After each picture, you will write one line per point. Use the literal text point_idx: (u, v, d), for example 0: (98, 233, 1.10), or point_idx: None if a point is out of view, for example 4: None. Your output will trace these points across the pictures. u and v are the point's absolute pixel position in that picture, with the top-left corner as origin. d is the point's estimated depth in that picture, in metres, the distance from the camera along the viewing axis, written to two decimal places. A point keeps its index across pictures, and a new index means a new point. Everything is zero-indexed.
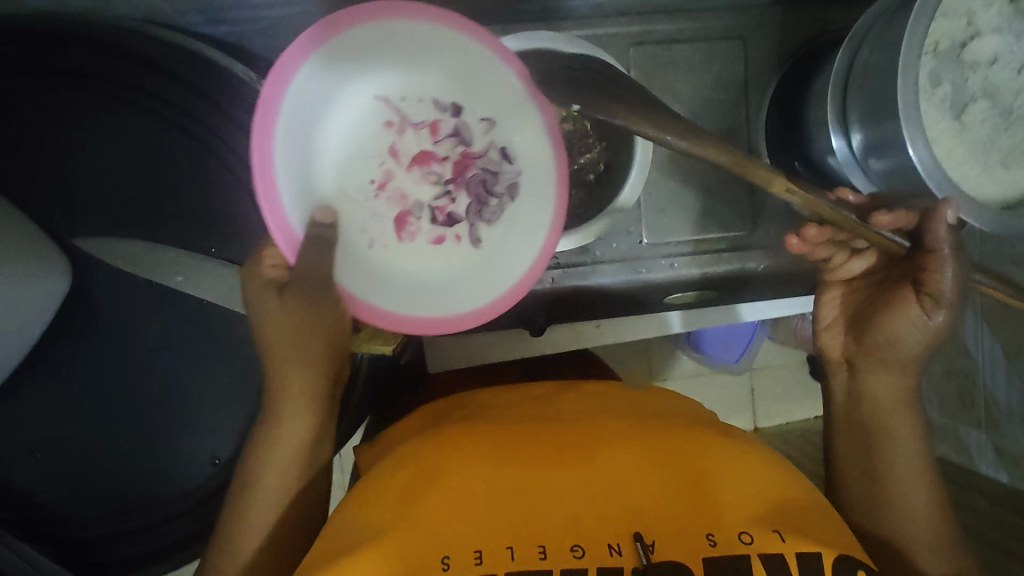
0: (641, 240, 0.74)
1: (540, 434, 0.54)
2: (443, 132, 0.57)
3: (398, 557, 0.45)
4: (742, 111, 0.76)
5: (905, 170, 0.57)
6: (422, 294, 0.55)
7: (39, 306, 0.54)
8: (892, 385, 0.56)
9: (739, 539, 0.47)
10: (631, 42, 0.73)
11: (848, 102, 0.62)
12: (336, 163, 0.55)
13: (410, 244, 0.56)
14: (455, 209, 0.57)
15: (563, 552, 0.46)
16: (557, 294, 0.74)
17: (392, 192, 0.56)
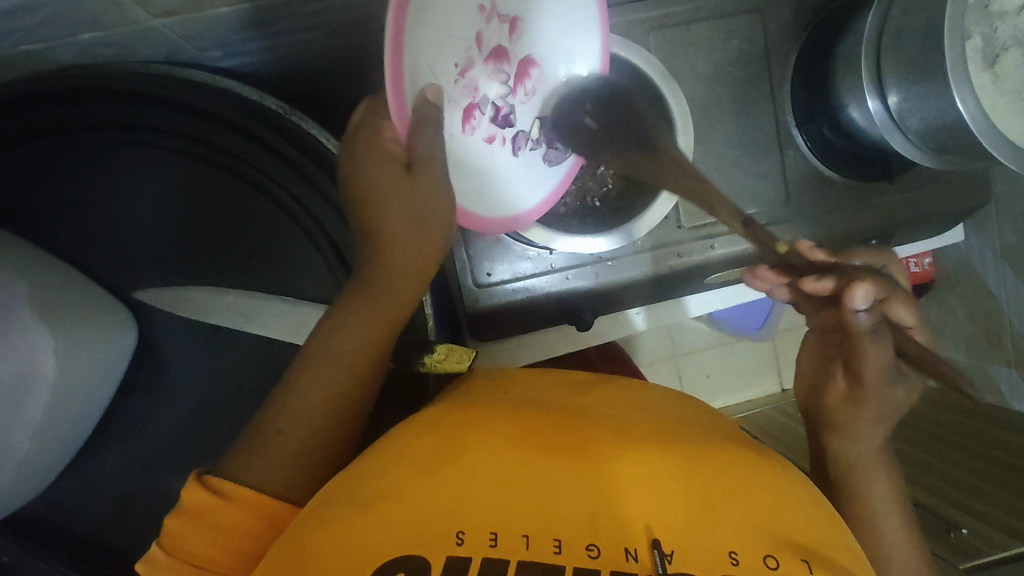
0: (679, 225, 0.74)
1: (564, 422, 0.49)
2: (517, 32, 0.58)
3: (404, 531, 0.40)
4: (767, 82, 0.75)
5: (952, 125, 0.58)
6: (482, 193, 0.59)
7: (108, 364, 0.54)
8: (862, 447, 0.55)
9: (765, 564, 0.40)
10: (650, 28, 0.73)
11: (882, 64, 0.63)
12: (436, 34, 0.51)
13: (468, 138, 0.57)
14: (511, 112, 0.60)
15: (577, 551, 0.39)
16: (600, 289, 0.74)
17: (468, 81, 0.55)
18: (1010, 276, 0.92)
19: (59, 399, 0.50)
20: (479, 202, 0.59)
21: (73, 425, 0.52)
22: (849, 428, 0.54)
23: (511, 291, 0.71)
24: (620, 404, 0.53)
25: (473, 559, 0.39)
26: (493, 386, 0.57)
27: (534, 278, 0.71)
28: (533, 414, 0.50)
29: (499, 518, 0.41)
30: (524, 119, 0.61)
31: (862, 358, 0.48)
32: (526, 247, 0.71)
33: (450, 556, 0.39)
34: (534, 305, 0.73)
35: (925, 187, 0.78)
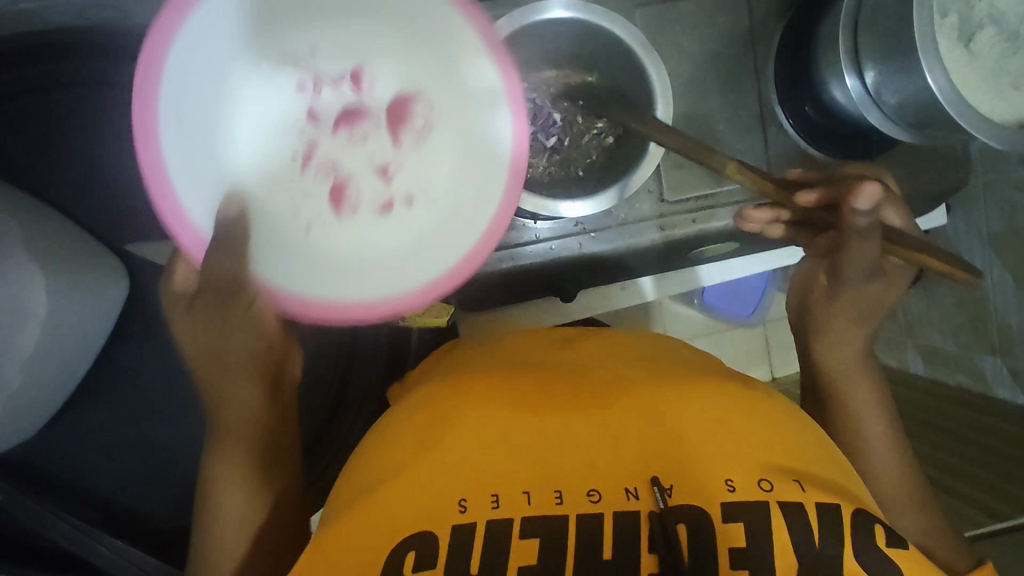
0: (662, 198, 0.74)
1: (553, 386, 0.51)
2: (366, 81, 0.47)
3: (411, 503, 0.42)
4: (750, 62, 0.76)
5: (925, 99, 0.59)
6: (393, 275, 0.48)
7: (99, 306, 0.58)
8: (844, 353, 0.59)
9: (760, 486, 0.42)
10: (637, 4, 0.74)
11: (859, 42, 0.65)
12: (233, 134, 0.46)
13: (355, 222, 0.47)
14: (390, 166, 0.48)
15: (579, 499, 0.42)
16: (583, 260, 0.75)
17: (320, 162, 0.47)
18: (996, 264, 0.93)
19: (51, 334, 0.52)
20: (358, 289, 0.47)
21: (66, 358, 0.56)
22: (828, 328, 0.59)
23: (496, 260, 0.72)
24: (608, 359, 0.56)
25: (477, 522, 0.41)
26: (480, 356, 0.60)
27: (520, 247, 0.72)
28: (521, 381, 0.52)
29: (499, 479, 0.43)
30: (408, 175, 0.48)
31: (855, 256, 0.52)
32: (512, 217, 0.72)
33: (455, 524, 0.41)
34: (517, 274, 0.74)
35: (909, 167, 0.78)
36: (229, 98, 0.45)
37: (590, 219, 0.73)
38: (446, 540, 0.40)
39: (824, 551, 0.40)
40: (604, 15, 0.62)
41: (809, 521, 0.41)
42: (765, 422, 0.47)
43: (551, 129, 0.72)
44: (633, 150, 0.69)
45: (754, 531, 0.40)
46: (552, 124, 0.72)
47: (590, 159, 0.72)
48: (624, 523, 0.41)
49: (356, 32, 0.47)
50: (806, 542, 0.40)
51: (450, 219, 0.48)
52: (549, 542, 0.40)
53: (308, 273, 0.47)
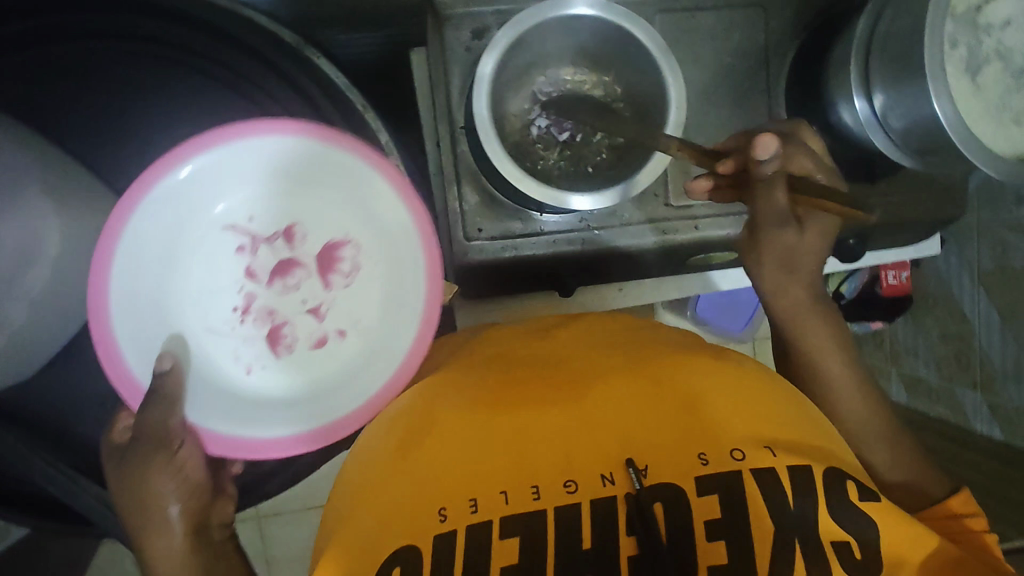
0: (666, 203, 0.75)
1: (529, 374, 0.50)
2: (297, 236, 0.59)
3: (396, 515, 0.44)
4: (762, 78, 0.78)
5: (929, 125, 0.61)
6: (315, 408, 0.56)
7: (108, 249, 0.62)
8: (794, 300, 0.59)
9: (732, 456, 0.44)
10: (657, 10, 0.76)
11: (869, 66, 0.66)
12: (195, 302, 0.58)
13: (289, 358, 0.58)
14: (320, 304, 0.58)
15: (555, 491, 0.43)
16: (585, 257, 0.76)
17: (258, 312, 0.59)
18: (984, 299, 0.95)
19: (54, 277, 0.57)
20: (282, 427, 0.55)
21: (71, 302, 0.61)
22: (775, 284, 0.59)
23: (499, 248, 0.73)
24: (587, 337, 0.55)
25: (458, 530, 0.43)
26: (460, 349, 0.59)
27: (524, 238, 0.73)
28: (499, 372, 0.51)
29: (477, 483, 0.44)
30: (339, 309, 0.59)
31: (772, 205, 0.54)
32: (517, 208, 0.73)
33: (436, 534, 0.43)
34: (520, 266, 0.75)
35: (909, 194, 0.80)
36: (181, 259, 0.58)
37: (594, 216, 0.74)
38: (428, 549, 0.43)
39: (797, 511, 0.43)
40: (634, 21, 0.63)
41: (781, 485, 0.43)
42: (739, 391, 0.48)
43: (564, 124, 0.71)
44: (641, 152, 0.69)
45: (725, 501, 0.43)
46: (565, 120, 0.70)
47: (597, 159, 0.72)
48: (601, 508, 0.43)
49: (266, 193, 0.58)
50: (778, 505, 0.43)
51: (371, 347, 0.58)
52: (530, 538, 0.42)
53: (247, 410, 0.56)
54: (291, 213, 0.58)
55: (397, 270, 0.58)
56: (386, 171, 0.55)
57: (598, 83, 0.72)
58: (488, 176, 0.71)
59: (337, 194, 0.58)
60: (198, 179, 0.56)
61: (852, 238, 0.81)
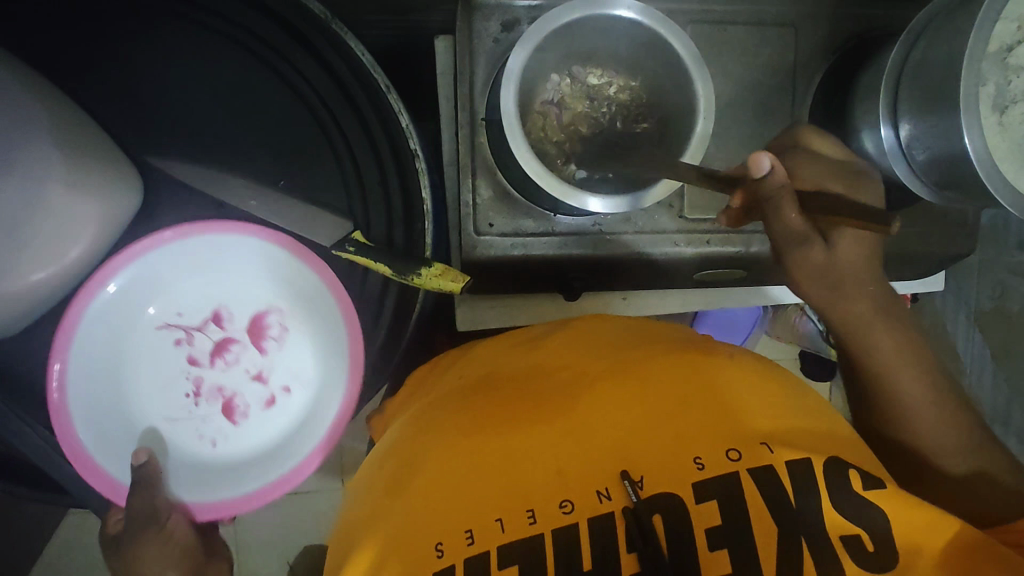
0: (681, 214, 0.74)
1: (509, 395, 0.48)
2: (223, 317, 0.63)
3: (396, 557, 0.42)
4: (787, 97, 0.77)
5: (955, 159, 0.61)
6: (273, 461, 0.60)
7: (117, 203, 0.59)
8: (860, 307, 0.54)
9: (728, 457, 0.42)
10: (690, 19, 0.75)
11: (899, 95, 0.66)
12: (147, 399, 0.62)
13: (247, 424, 0.63)
14: (262, 369, 0.63)
15: (551, 514, 0.41)
16: (593, 261, 0.74)
17: (208, 392, 0.63)
18: (978, 340, 0.96)
19: (73, 235, 0.56)
20: (243, 484, 0.59)
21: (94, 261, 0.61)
22: (834, 296, 0.53)
23: (509, 246, 0.72)
24: (570, 343, 0.52)
25: (457, 564, 0.41)
26: (447, 373, 0.56)
27: (534, 237, 0.72)
28: (484, 399, 0.48)
29: (470, 514, 0.42)
30: (280, 364, 0.63)
31: (785, 227, 0.49)
32: (531, 207, 0.72)
33: (435, 572, 0.41)
34: (528, 265, 0.74)
35: (920, 228, 0.80)
36: (129, 360, 0.62)
37: (607, 220, 0.73)
38: None
39: (800, 508, 0.41)
40: (666, 24, 0.62)
41: (781, 482, 0.42)
42: (726, 387, 0.46)
43: (592, 123, 0.71)
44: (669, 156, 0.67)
45: (725, 504, 0.41)
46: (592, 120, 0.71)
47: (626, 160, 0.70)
48: (601, 526, 0.41)
49: (187, 290, 0.63)
50: (778, 503, 0.41)
51: (316, 391, 0.62)
52: (531, 565, 0.40)
53: (218, 480, 0.61)
54: (214, 299, 0.63)
55: (322, 323, 0.61)
56: (276, 237, 0.59)
57: (625, 88, 0.71)
58: (506, 171, 0.70)
59: (261, 267, 0.62)
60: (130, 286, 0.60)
61: None
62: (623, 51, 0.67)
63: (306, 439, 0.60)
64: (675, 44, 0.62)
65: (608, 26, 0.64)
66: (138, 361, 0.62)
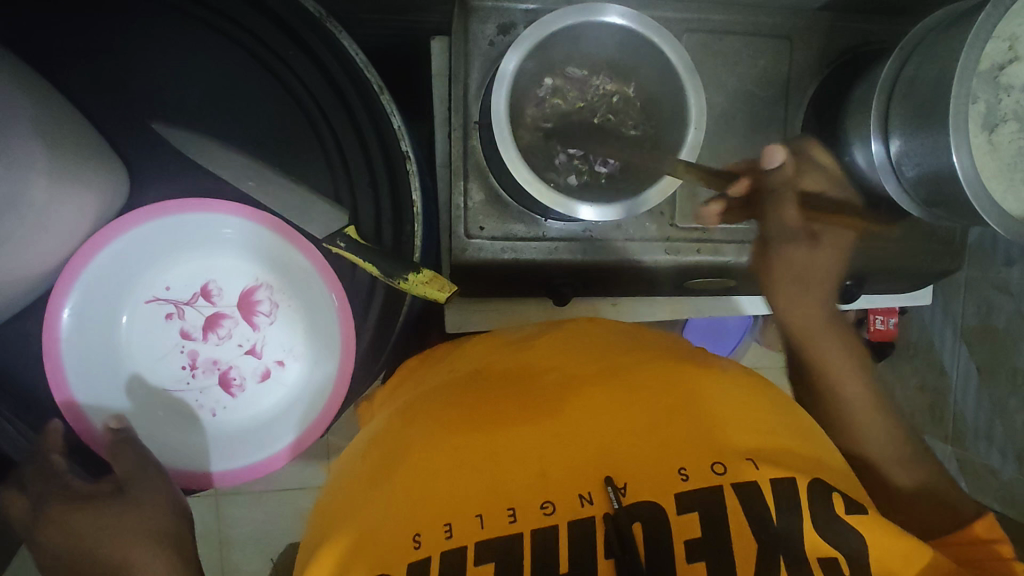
0: (672, 223, 0.75)
1: (499, 397, 0.47)
2: (214, 291, 0.61)
3: (373, 550, 0.41)
4: (781, 109, 0.78)
5: (943, 176, 0.61)
6: (274, 432, 0.60)
7: (103, 189, 0.58)
8: (807, 305, 0.61)
9: (713, 470, 0.42)
10: (686, 29, 0.76)
11: (891, 110, 0.66)
12: (143, 371, 0.61)
13: (243, 396, 0.62)
14: (256, 344, 0.62)
15: (531, 513, 0.41)
16: (583, 267, 0.74)
17: (205, 365, 0.61)
18: (964, 355, 0.96)
19: (62, 225, 0.55)
20: (246, 454, 0.60)
21: (46, 260, 0.56)
22: (795, 287, 0.61)
23: (499, 249, 0.72)
24: (564, 349, 0.51)
25: (431, 558, 0.40)
26: (432, 369, 0.55)
27: (525, 241, 0.72)
28: (469, 392, 0.48)
29: (451, 508, 0.41)
30: (273, 340, 0.62)
31: (781, 214, 0.59)
32: (523, 210, 0.71)
33: (410, 563, 0.40)
34: (517, 268, 0.74)
35: (910, 242, 0.80)
36: (121, 333, 0.60)
37: (598, 227, 0.73)
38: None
39: (782, 527, 0.41)
40: (661, 33, 0.62)
41: (764, 500, 0.41)
42: (717, 404, 0.46)
43: (576, 120, 0.70)
44: None
45: (707, 517, 0.41)
46: (577, 117, 0.70)
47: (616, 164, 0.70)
48: (580, 530, 0.40)
49: (176, 263, 0.61)
50: (760, 519, 0.41)
51: (310, 366, 0.61)
52: (506, 563, 0.40)
53: (214, 448, 0.60)
54: (204, 273, 0.61)
55: (313, 298, 0.60)
56: (267, 219, 0.58)
57: (618, 92, 0.70)
58: (498, 175, 0.69)
59: (247, 245, 0.60)
60: (123, 258, 0.58)
61: (850, 279, 0.80)
62: (617, 55, 0.67)
63: (304, 413, 0.60)
64: (670, 49, 0.62)
65: (603, 30, 0.63)
66: (130, 333, 0.61)
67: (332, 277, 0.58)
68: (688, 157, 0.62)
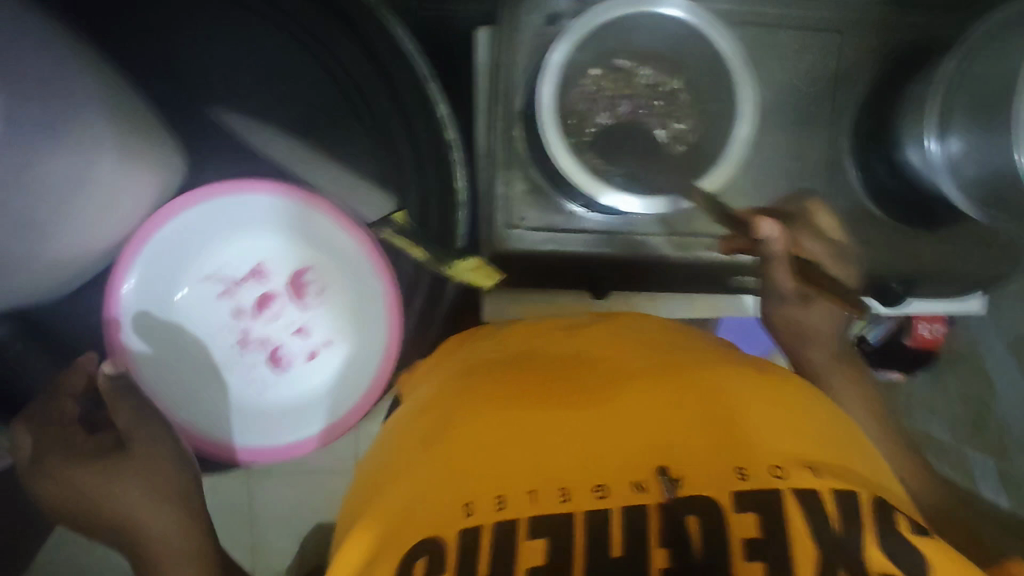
0: (718, 219, 0.73)
1: (559, 381, 0.44)
2: (266, 270, 0.61)
3: (415, 524, 0.38)
4: (834, 105, 0.75)
5: (1008, 176, 0.59)
6: (324, 410, 0.59)
7: (154, 165, 0.59)
8: (824, 350, 0.59)
9: (775, 473, 0.38)
10: (737, 21, 0.73)
11: (949, 109, 0.64)
12: (193, 347, 0.60)
13: (291, 375, 0.60)
14: (306, 324, 0.60)
15: (584, 494, 0.37)
16: (624, 261, 0.74)
17: (254, 343, 0.61)
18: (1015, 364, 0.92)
19: (118, 198, 0.56)
20: (294, 432, 0.59)
21: (96, 249, 0.58)
22: (808, 330, 0.59)
23: (539, 240, 0.72)
24: (623, 344, 0.49)
25: (483, 527, 0.37)
26: (477, 350, 0.52)
27: (566, 232, 0.72)
28: (521, 372, 0.46)
29: (499, 482, 0.38)
30: (322, 319, 0.60)
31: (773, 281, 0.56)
32: (564, 202, 0.71)
33: (458, 531, 0.37)
34: (556, 260, 0.73)
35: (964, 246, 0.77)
36: (175, 309, 0.60)
37: (642, 220, 0.72)
38: (453, 549, 0.36)
39: (842, 539, 0.37)
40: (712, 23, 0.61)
41: (823, 509, 0.38)
42: (774, 407, 0.42)
43: (618, 107, 0.67)
44: (706, 156, 0.65)
45: (768, 519, 0.37)
46: (620, 109, 0.67)
47: (658, 158, 0.66)
48: (632, 518, 0.36)
49: (229, 243, 0.60)
50: (817, 530, 0.37)
51: (359, 347, 0.60)
52: (557, 546, 0.36)
53: (263, 426, 0.59)
54: (255, 254, 0.61)
55: (362, 278, 0.60)
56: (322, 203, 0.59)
57: (662, 83, 0.67)
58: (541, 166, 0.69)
59: (298, 226, 0.60)
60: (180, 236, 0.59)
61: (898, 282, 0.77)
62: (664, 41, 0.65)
63: (352, 392, 0.59)
64: (719, 39, 0.61)
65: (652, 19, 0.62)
66: (183, 309, 0.60)
67: (380, 256, 0.58)
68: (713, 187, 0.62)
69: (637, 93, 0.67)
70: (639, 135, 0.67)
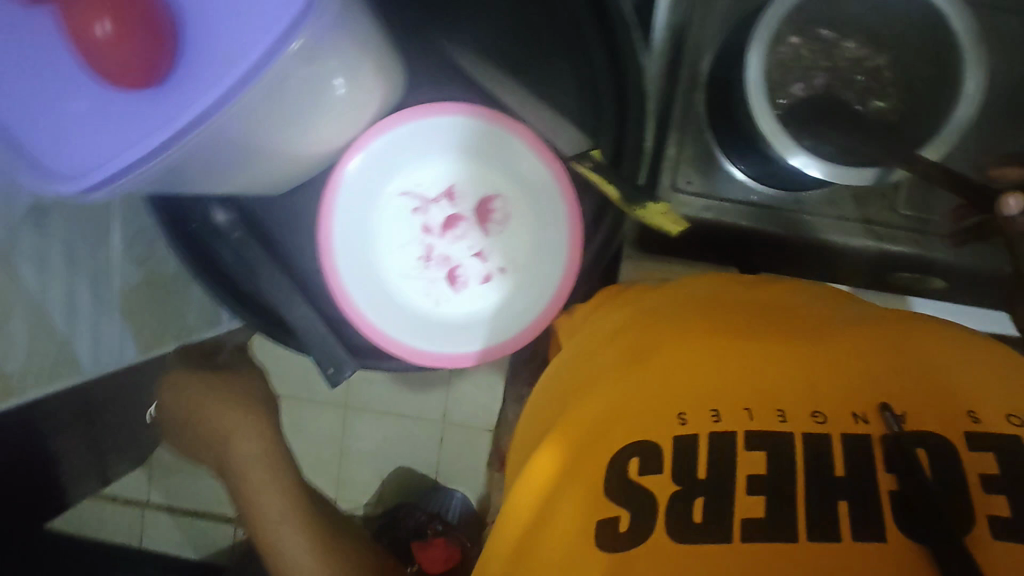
0: (895, 208, 0.70)
1: (761, 313, 0.46)
2: (456, 192, 0.66)
3: (636, 424, 0.42)
4: None
5: None
6: (497, 325, 0.64)
7: (379, 81, 0.56)
8: None
9: (1012, 420, 0.37)
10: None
11: None
12: (387, 256, 0.66)
13: (465, 293, 0.65)
14: (484, 248, 0.66)
15: (802, 417, 0.39)
16: (785, 238, 0.73)
17: (438, 258, 0.66)
18: None
19: (342, 102, 0.52)
20: (468, 342, 0.64)
21: (302, 154, 0.56)
22: None
23: (702, 208, 0.72)
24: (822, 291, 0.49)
25: (700, 436, 0.41)
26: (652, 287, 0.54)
27: (731, 202, 0.71)
28: (715, 304, 0.47)
29: (715, 397, 0.41)
30: (500, 245, 0.65)
31: None
32: (735, 172, 0.70)
33: (676, 436, 0.41)
34: (714, 229, 0.73)
35: None
36: (373, 218, 0.65)
37: (814, 199, 0.71)
38: (669, 451, 0.41)
39: None
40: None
41: None
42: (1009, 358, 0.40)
43: (817, 83, 0.67)
44: (911, 134, 0.63)
45: (1007, 462, 0.36)
46: (819, 82, 0.67)
47: (856, 129, 0.65)
48: (854, 445, 0.38)
49: (426, 163, 0.65)
50: None
51: (532, 276, 0.64)
52: (775, 458, 0.39)
53: (442, 334, 0.64)
54: (447, 176, 0.65)
55: (546, 210, 0.63)
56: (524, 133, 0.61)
57: (870, 60, 0.66)
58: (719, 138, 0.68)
59: (490, 154, 0.64)
60: (386, 151, 0.63)
61: None
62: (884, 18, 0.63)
63: (523, 312, 0.64)
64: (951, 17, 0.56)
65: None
66: (380, 220, 0.66)
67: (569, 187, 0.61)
68: (933, 155, 0.58)
69: (842, 67, 0.67)
70: (838, 107, 0.66)
